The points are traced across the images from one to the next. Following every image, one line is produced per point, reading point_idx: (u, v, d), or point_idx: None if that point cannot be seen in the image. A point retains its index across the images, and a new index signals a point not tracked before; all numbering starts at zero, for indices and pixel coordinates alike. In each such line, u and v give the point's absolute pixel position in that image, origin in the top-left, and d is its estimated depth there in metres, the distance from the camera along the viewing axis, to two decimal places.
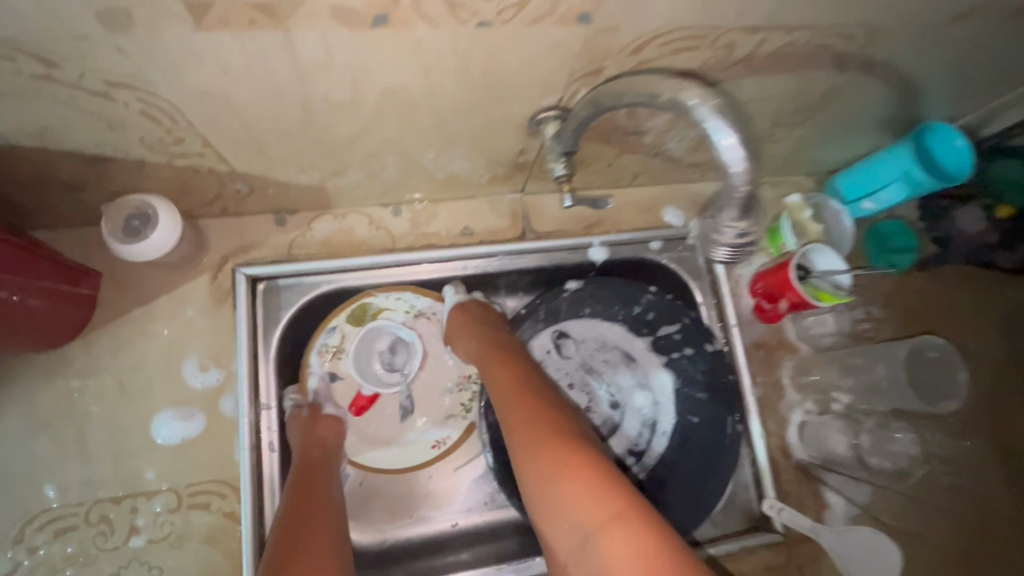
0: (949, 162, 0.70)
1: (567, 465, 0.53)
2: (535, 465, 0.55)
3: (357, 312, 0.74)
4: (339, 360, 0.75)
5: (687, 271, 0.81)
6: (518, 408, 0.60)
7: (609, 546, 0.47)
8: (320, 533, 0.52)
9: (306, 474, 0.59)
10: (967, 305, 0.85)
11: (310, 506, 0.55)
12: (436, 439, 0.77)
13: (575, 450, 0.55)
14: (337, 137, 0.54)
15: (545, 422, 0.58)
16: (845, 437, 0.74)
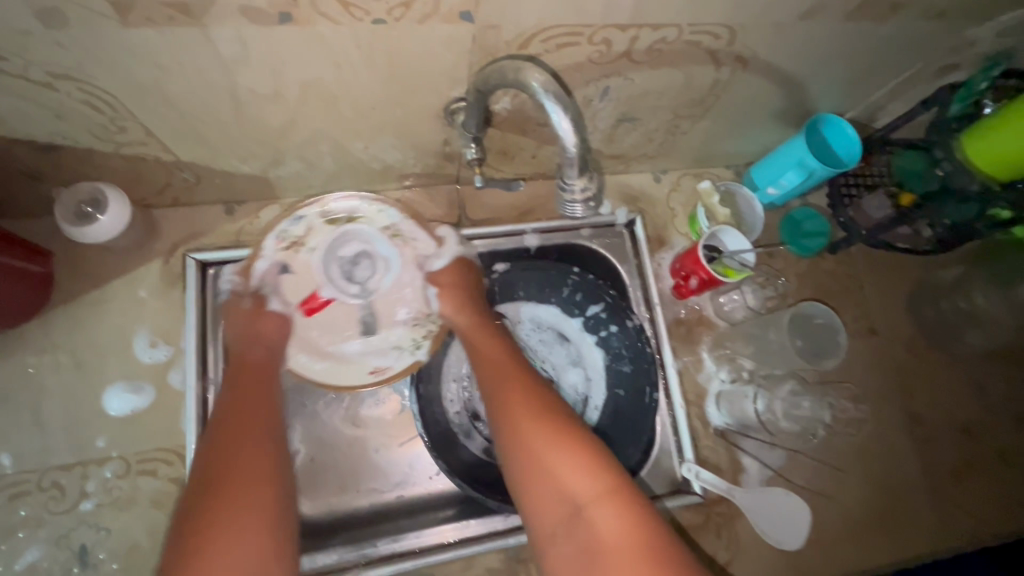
0: (840, 149, 0.79)
1: (563, 445, 0.56)
2: (529, 439, 0.57)
3: (330, 214, 0.73)
4: (297, 252, 0.73)
5: (615, 254, 0.86)
6: (514, 384, 0.62)
7: (599, 525, 0.51)
8: (247, 444, 0.55)
9: (244, 379, 0.63)
10: (876, 284, 0.92)
11: (245, 416, 0.58)
12: (376, 366, 0.74)
13: (570, 431, 0.58)
14: (269, 128, 0.61)
15: (534, 400, 0.60)
16: (749, 403, 0.79)
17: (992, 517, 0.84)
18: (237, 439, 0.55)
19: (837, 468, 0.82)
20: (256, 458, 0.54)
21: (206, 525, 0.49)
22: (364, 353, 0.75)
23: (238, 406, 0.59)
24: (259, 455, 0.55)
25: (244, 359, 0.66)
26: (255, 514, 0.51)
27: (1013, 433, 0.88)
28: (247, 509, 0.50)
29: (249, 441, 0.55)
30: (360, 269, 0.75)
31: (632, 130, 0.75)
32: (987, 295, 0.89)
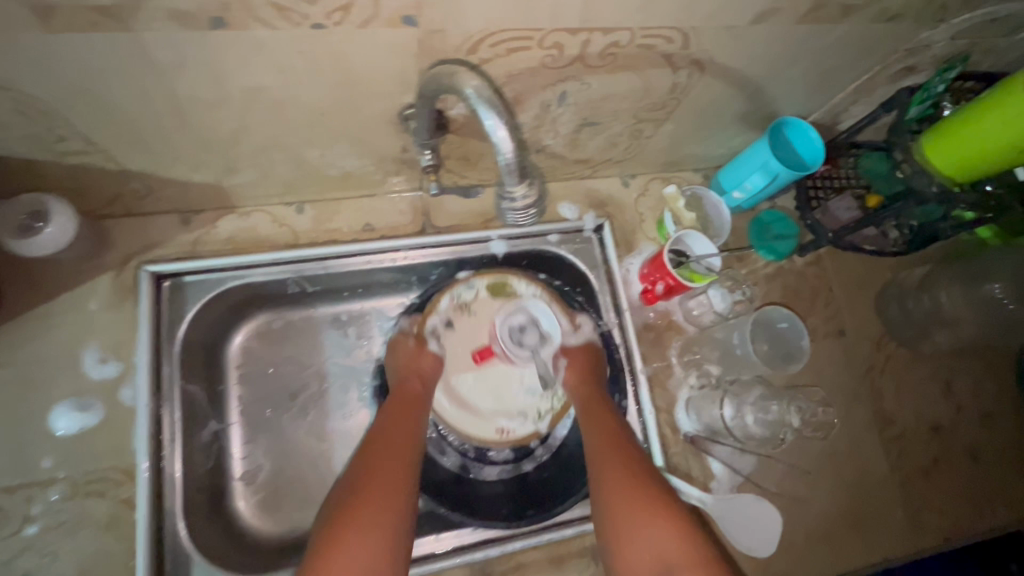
0: (804, 153, 0.80)
1: (649, 509, 0.61)
2: (618, 501, 0.63)
3: (498, 285, 0.82)
4: (463, 314, 0.82)
5: (583, 259, 0.85)
6: (608, 446, 0.68)
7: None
8: (393, 468, 0.64)
9: (397, 416, 0.70)
10: (845, 286, 0.92)
11: (384, 449, 0.66)
12: (504, 426, 0.79)
13: (655, 494, 0.62)
14: (217, 136, 0.59)
15: (630, 463, 0.65)
16: (719, 409, 0.79)
17: (962, 516, 0.83)
18: (369, 469, 0.64)
19: (807, 471, 0.82)
20: (383, 480, 0.63)
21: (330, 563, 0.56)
22: (492, 414, 0.80)
23: (381, 439, 0.67)
24: (389, 480, 0.63)
25: (414, 390, 0.74)
26: (383, 527, 0.59)
27: (982, 431, 0.88)
28: (374, 527, 0.58)
29: (386, 466, 0.64)
30: (527, 336, 0.79)
31: (596, 135, 0.74)
32: (950, 293, 0.88)
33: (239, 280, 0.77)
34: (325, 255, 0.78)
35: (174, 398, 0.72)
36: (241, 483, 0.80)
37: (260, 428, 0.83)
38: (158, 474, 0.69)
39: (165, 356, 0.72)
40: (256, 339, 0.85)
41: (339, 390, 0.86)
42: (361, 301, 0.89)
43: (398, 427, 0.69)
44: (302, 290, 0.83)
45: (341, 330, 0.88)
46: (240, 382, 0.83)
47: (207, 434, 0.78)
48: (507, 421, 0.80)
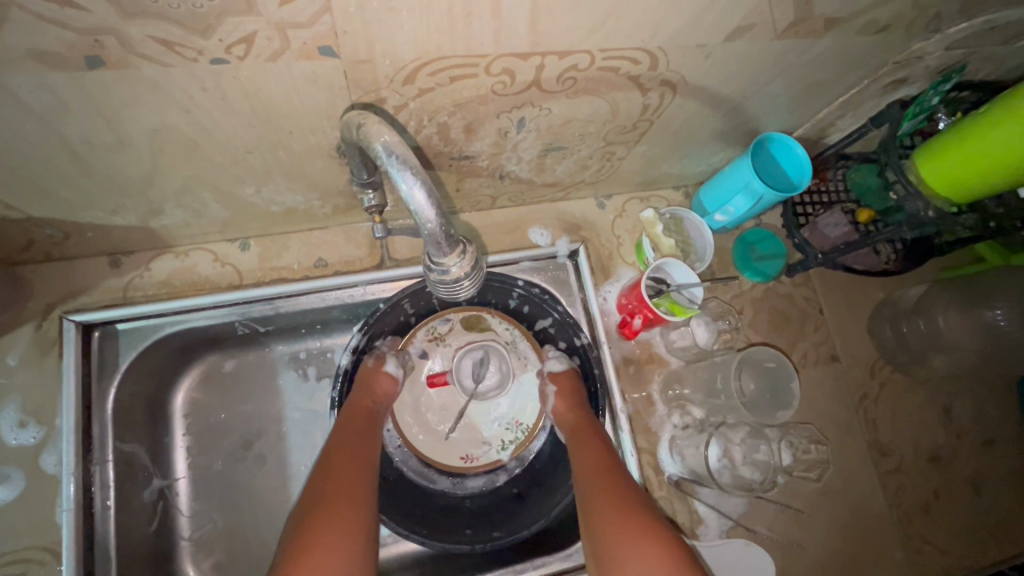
0: (790, 170, 0.74)
1: (638, 526, 0.53)
2: (603, 524, 0.55)
3: (471, 320, 0.78)
4: (436, 346, 0.77)
5: (557, 288, 0.80)
6: (594, 467, 0.62)
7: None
8: (350, 487, 0.57)
9: (354, 431, 0.64)
10: (838, 308, 0.86)
11: (342, 468, 0.59)
12: (467, 453, 0.75)
13: (643, 513, 0.55)
14: (130, 178, 0.53)
15: (616, 486, 0.59)
16: (703, 453, 0.72)
17: (964, 552, 0.79)
18: (327, 489, 0.56)
19: (800, 511, 0.77)
20: (341, 501, 0.55)
21: None
22: (456, 441, 0.75)
23: (336, 459, 0.60)
24: (349, 499, 0.56)
25: (364, 405, 0.67)
26: (346, 554, 0.51)
27: (983, 459, 0.83)
28: (334, 554, 0.50)
29: (347, 486, 0.57)
30: (481, 372, 0.75)
31: (563, 159, 0.68)
32: (946, 317, 0.82)
33: (179, 324, 0.70)
34: (272, 295, 0.71)
35: (108, 460, 0.66)
36: (188, 544, 0.73)
37: (211, 484, 0.76)
38: (89, 547, 0.63)
39: (95, 413, 0.66)
40: (201, 385, 0.78)
41: (299, 433, 0.79)
42: (319, 338, 0.81)
43: (353, 444, 0.62)
44: (252, 330, 0.76)
45: (298, 370, 0.81)
46: (188, 432, 0.77)
47: (150, 493, 0.72)
48: (472, 447, 0.75)
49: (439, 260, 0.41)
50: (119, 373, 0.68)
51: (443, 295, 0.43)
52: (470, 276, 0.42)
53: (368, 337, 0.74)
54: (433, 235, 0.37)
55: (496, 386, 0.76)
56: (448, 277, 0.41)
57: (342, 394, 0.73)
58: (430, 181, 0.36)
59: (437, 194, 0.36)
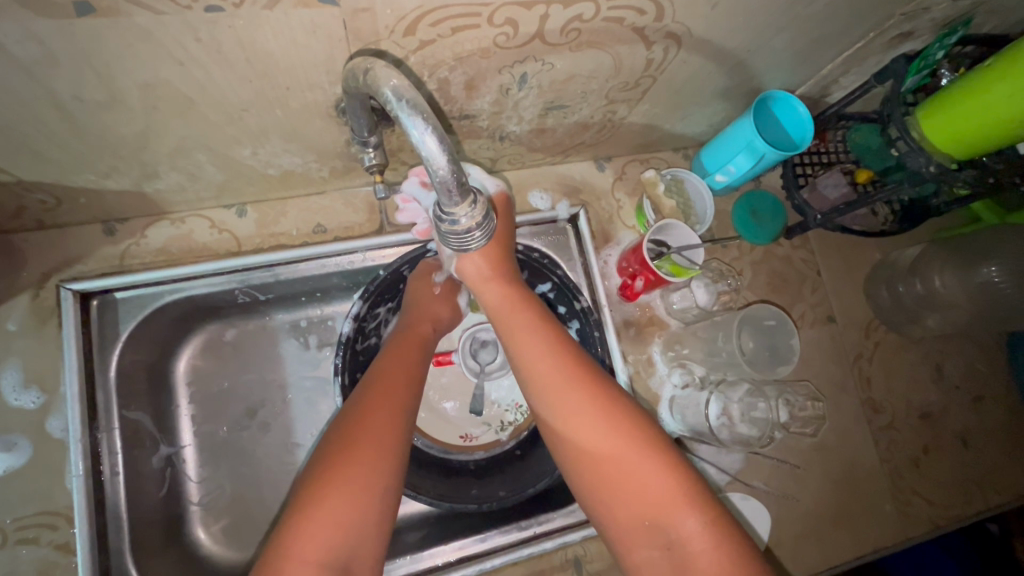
0: (793, 128, 0.74)
1: (643, 453, 0.51)
2: (597, 445, 0.52)
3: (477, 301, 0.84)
4: None
5: (557, 252, 0.79)
6: (564, 376, 0.55)
7: (691, 545, 0.47)
8: (373, 424, 0.56)
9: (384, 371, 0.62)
10: (835, 270, 0.87)
11: (372, 412, 0.57)
12: (467, 431, 0.80)
13: (644, 437, 0.52)
14: (123, 138, 0.52)
15: (602, 419, 0.53)
16: (703, 410, 0.73)
17: (951, 502, 0.82)
18: (352, 433, 0.55)
19: (795, 466, 0.79)
20: (366, 447, 0.54)
21: (289, 542, 0.48)
22: (456, 419, 0.81)
23: (367, 400, 0.58)
24: (374, 443, 0.54)
25: (424, 333, 0.70)
26: (361, 505, 0.51)
27: (972, 413, 0.86)
28: (348, 502, 0.51)
29: (376, 432, 0.55)
30: (485, 354, 0.81)
31: (564, 119, 0.67)
32: (943, 279, 0.83)
33: (177, 292, 0.69)
34: (272, 262, 0.71)
35: (114, 428, 0.67)
36: (197, 509, 0.74)
37: (217, 451, 0.77)
38: (100, 511, 0.63)
39: (98, 381, 0.66)
40: (203, 354, 0.78)
41: (302, 400, 0.80)
42: (320, 306, 0.81)
43: (385, 383, 0.61)
44: (253, 299, 0.76)
45: (299, 338, 0.81)
46: (191, 400, 0.77)
47: (158, 460, 0.72)
48: (471, 426, 0.81)
49: (450, 210, 0.40)
50: (120, 341, 0.68)
51: (454, 247, 0.44)
52: (481, 227, 0.42)
53: (368, 305, 0.72)
54: (445, 184, 0.37)
55: (499, 367, 0.82)
56: (459, 228, 0.41)
57: (343, 361, 0.71)
58: (442, 126, 0.35)
59: (449, 140, 0.35)
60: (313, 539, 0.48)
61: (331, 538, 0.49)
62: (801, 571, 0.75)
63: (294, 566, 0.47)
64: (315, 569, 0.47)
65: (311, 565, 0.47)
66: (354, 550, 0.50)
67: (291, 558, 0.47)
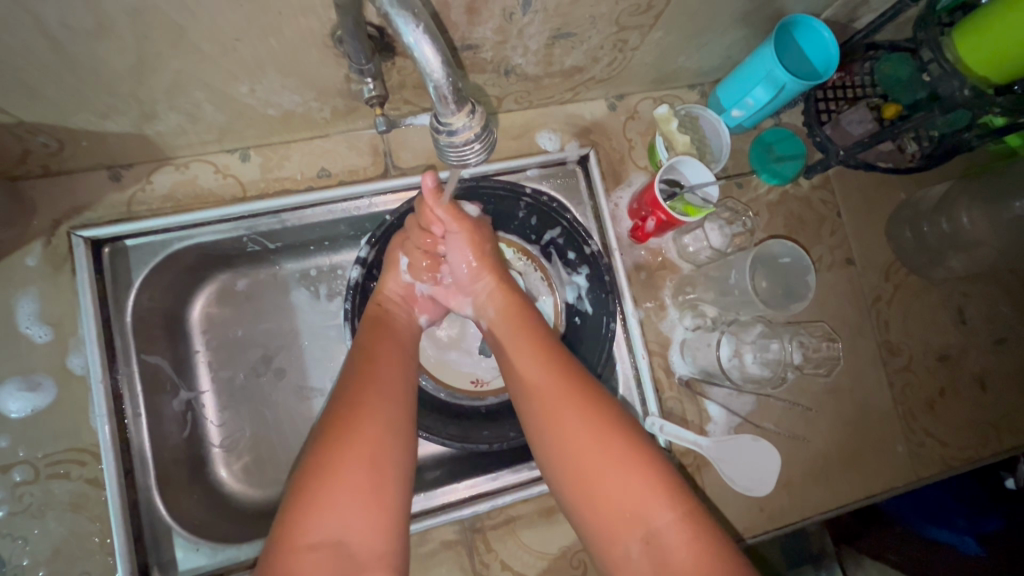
0: (816, 54, 0.70)
1: (623, 460, 0.53)
2: (580, 454, 0.54)
3: None
4: None
5: (566, 195, 0.78)
6: (550, 386, 0.58)
7: (665, 535, 0.50)
8: (376, 407, 0.55)
9: (378, 351, 0.61)
10: (858, 211, 0.84)
11: (374, 395, 0.56)
12: (476, 375, 0.80)
13: (624, 433, 0.54)
14: (120, 71, 0.50)
15: (583, 415, 0.55)
16: (715, 351, 0.74)
17: (967, 444, 0.81)
18: (355, 419, 0.53)
19: (807, 408, 0.79)
20: (370, 434, 0.52)
21: (298, 527, 0.47)
22: (466, 365, 0.81)
23: (359, 383, 0.57)
24: (375, 428, 0.53)
25: (374, 312, 0.67)
26: (365, 491, 0.50)
27: (993, 356, 0.84)
28: (350, 488, 0.49)
29: (378, 416, 0.54)
30: None
31: (571, 50, 0.63)
32: (971, 217, 0.78)
33: (186, 239, 0.70)
34: (279, 207, 0.70)
35: (134, 372, 0.69)
36: (219, 450, 0.77)
37: (235, 396, 0.78)
38: (125, 449, 0.66)
39: (114, 326, 0.67)
40: (217, 302, 0.79)
41: (316, 347, 0.81)
42: (329, 255, 0.81)
43: (377, 364, 0.60)
44: (262, 247, 0.76)
45: (310, 287, 0.82)
46: (208, 348, 0.78)
47: (178, 404, 0.75)
48: (483, 373, 0.81)
49: (447, 120, 0.39)
50: (133, 287, 0.68)
51: (454, 163, 0.42)
52: (480, 139, 0.40)
53: (376, 251, 0.72)
54: (439, 87, 0.36)
55: None
56: (456, 139, 0.40)
57: (353, 307, 0.71)
58: (429, 22, 0.34)
59: (444, 43, 0.35)
60: (317, 522, 0.47)
61: (339, 521, 0.48)
62: (810, 509, 0.76)
63: (302, 554, 0.46)
64: (321, 552, 0.46)
65: (315, 547, 0.46)
66: (362, 534, 0.48)
67: (297, 546, 0.46)
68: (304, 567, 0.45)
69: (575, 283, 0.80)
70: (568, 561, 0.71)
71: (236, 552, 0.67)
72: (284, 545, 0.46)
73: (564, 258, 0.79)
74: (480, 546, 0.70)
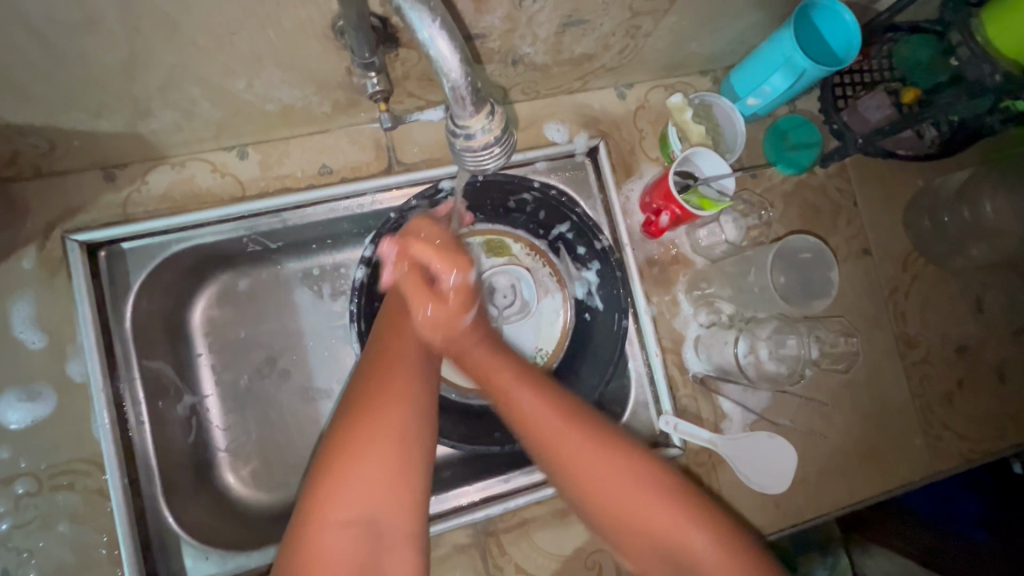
0: (835, 38, 0.67)
1: (653, 493, 0.52)
2: (605, 489, 0.53)
3: (494, 244, 0.78)
4: None
5: (576, 189, 0.76)
6: (552, 419, 0.55)
7: (694, 555, 0.50)
8: (403, 382, 0.53)
9: (405, 325, 0.60)
10: (875, 200, 0.82)
11: (399, 371, 0.54)
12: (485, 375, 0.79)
13: (635, 460, 0.54)
14: (110, 67, 0.48)
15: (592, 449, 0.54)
16: (731, 348, 0.73)
17: (985, 437, 0.79)
18: (378, 394, 0.52)
19: (824, 403, 0.77)
20: (395, 410, 0.51)
21: (323, 502, 0.47)
22: None
23: (385, 358, 0.56)
24: (401, 405, 0.52)
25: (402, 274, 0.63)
26: (391, 467, 0.49)
27: (1012, 346, 0.82)
28: (377, 465, 0.48)
29: (404, 391, 0.53)
30: (501, 299, 0.78)
31: (582, 37, 0.61)
32: (995, 204, 0.76)
33: (186, 241, 0.67)
34: (280, 206, 0.68)
35: (137, 378, 0.67)
36: (225, 454, 0.75)
37: (240, 399, 0.77)
38: (129, 458, 0.64)
39: (114, 330, 0.65)
40: (218, 304, 0.77)
41: (321, 347, 0.79)
42: (332, 253, 0.79)
43: (400, 339, 0.58)
44: (264, 247, 0.74)
45: (313, 287, 0.80)
46: (210, 351, 0.77)
47: (182, 409, 0.73)
48: None
49: (464, 123, 0.37)
50: (132, 291, 0.66)
51: (471, 167, 0.39)
52: (500, 142, 0.38)
53: (381, 250, 0.70)
54: (458, 90, 0.34)
55: (519, 311, 0.78)
56: (475, 143, 0.37)
57: (359, 309, 0.69)
58: (446, 15, 0.32)
59: (460, 38, 0.32)
60: (345, 501, 0.47)
61: (364, 499, 0.47)
62: (827, 505, 0.75)
63: (326, 530, 0.46)
64: (348, 527, 0.46)
65: (346, 525, 0.46)
66: (388, 512, 0.48)
67: (324, 521, 0.46)
68: (332, 542, 0.46)
69: (585, 279, 0.78)
70: (583, 562, 0.70)
71: (246, 559, 0.66)
72: (313, 523, 0.46)
73: (573, 253, 0.77)
74: (493, 549, 0.69)
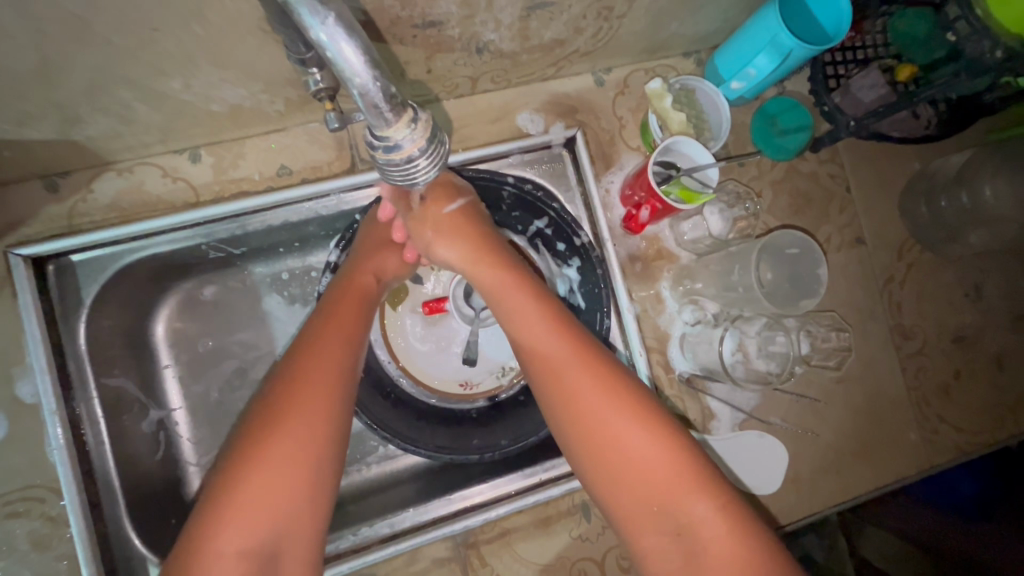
0: (823, 14, 0.63)
1: (650, 436, 0.50)
2: (617, 444, 0.50)
3: None
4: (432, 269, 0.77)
5: (553, 182, 0.72)
6: (572, 366, 0.53)
7: (703, 529, 0.46)
8: (317, 396, 0.51)
9: (333, 325, 0.57)
10: (868, 184, 0.78)
11: (314, 379, 0.51)
12: (465, 378, 0.74)
13: (647, 415, 0.51)
14: (23, 71, 0.43)
15: (609, 393, 0.52)
16: (716, 348, 0.69)
17: (981, 429, 0.76)
18: (285, 412, 0.49)
19: (816, 400, 0.74)
20: (300, 424, 0.49)
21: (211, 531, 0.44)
22: (455, 369, 0.75)
23: (303, 366, 0.52)
24: (310, 421, 0.49)
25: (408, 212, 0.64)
26: (287, 489, 0.47)
27: (1011, 333, 0.79)
28: (274, 488, 0.46)
29: (315, 407, 0.50)
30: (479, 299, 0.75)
31: (550, 21, 0.56)
32: (994, 187, 0.73)
33: (139, 251, 0.63)
34: (238, 211, 0.64)
35: (95, 397, 0.64)
36: (196, 469, 0.72)
37: (208, 412, 0.74)
38: (89, 481, 0.62)
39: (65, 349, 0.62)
40: (180, 315, 0.73)
41: None
42: (300, 256, 0.75)
43: (326, 343, 0.55)
44: (227, 253, 0.70)
45: (282, 293, 0.76)
46: (177, 363, 0.73)
47: (148, 425, 0.70)
48: (471, 374, 0.75)
49: (384, 133, 0.34)
50: (84, 307, 0.63)
51: (399, 180, 0.37)
52: (426, 154, 0.36)
53: (347, 255, 0.66)
54: (369, 95, 0.31)
55: None
56: (397, 155, 0.35)
57: None
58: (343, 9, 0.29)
59: (363, 39, 0.30)
60: (234, 528, 0.44)
61: (256, 527, 0.45)
62: (819, 505, 0.72)
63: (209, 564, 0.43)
64: (235, 561, 0.44)
65: (236, 556, 0.44)
66: (283, 539, 0.46)
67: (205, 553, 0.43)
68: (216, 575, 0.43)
69: (566, 276, 0.72)
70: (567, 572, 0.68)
71: None
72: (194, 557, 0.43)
73: (553, 250, 0.71)
74: (474, 562, 0.67)
